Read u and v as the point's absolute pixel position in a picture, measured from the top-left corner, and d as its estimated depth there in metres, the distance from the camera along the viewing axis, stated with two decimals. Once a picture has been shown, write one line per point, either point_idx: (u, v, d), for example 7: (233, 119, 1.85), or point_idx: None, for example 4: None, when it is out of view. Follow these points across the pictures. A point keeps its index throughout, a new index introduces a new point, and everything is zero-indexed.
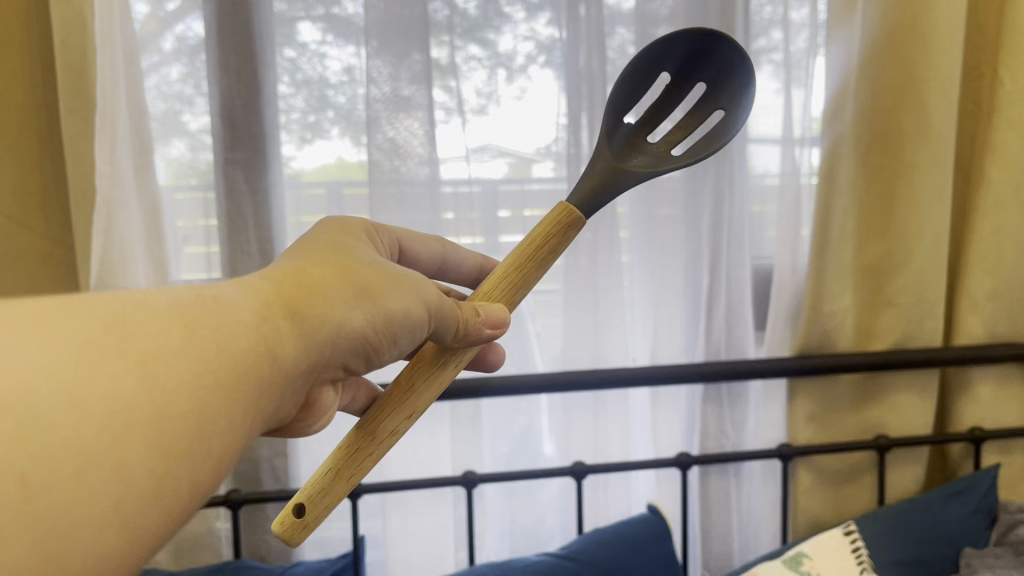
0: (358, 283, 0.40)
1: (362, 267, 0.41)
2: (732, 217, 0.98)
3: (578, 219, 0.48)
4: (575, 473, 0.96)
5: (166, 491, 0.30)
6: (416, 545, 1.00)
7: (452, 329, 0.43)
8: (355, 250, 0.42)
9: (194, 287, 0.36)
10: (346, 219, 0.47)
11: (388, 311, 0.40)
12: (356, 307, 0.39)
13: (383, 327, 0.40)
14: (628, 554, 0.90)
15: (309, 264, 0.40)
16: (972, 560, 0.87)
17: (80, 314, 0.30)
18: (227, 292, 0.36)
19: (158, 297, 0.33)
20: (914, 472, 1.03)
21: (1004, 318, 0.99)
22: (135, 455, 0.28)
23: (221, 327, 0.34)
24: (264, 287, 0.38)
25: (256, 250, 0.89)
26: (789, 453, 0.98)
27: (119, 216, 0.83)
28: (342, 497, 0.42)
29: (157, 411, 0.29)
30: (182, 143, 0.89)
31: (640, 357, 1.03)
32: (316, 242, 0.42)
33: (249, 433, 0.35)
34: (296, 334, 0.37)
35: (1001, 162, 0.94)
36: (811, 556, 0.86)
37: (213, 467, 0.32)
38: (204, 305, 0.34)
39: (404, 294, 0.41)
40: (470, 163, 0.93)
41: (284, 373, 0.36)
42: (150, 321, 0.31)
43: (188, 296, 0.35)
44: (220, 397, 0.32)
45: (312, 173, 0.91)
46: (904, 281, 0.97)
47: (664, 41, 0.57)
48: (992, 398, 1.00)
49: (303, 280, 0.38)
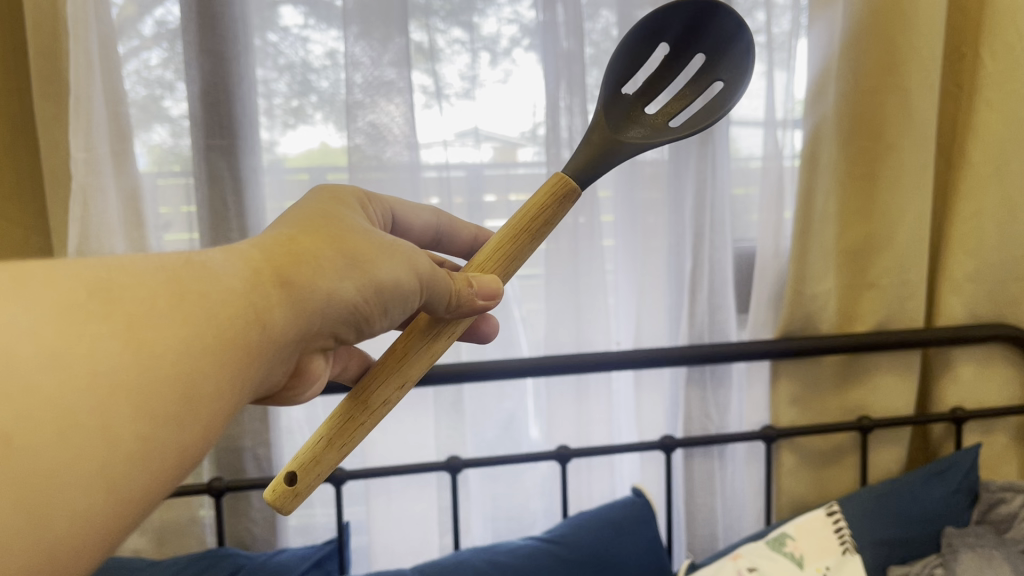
0: (349, 252, 0.39)
1: (353, 235, 0.40)
2: (715, 200, 0.97)
3: (575, 190, 0.48)
4: (559, 457, 0.95)
5: (154, 456, 0.29)
6: (401, 531, 0.99)
7: (445, 300, 0.43)
8: (347, 219, 0.42)
9: (183, 255, 0.36)
10: (340, 186, 0.47)
11: (381, 280, 0.40)
12: (348, 276, 0.39)
13: (375, 297, 0.40)
14: (611, 538, 0.90)
15: (300, 232, 0.39)
16: (953, 540, 0.88)
17: (65, 277, 0.29)
18: (216, 259, 0.36)
19: (143, 262, 0.33)
20: (896, 452, 1.04)
21: (985, 298, 1.00)
22: (120, 419, 0.28)
23: (210, 292, 0.33)
24: (254, 256, 0.37)
25: (238, 237, 0.88)
26: (773, 435, 0.98)
27: (96, 204, 0.81)
28: (333, 467, 0.41)
29: (143, 374, 0.29)
30: (164, 129, 0.87)
31: (624, 341, 1.03)
32: (308, 210, 0.42)
33: (238, 401, 0.34)
34: (287, 302, 0.37)
35: (981, 142, 0.95)
36: (794, 537, 0.86)
37: (201, 433, 0.31)
38: (192, 271, 0.34)
39: (396, 262, 0.41)
40: (450, 147, 0.92)
41: (275, 340, 0.36)
42: (136, 285, 0.31)
43: (175, 262, 0.34)
44: (208, 362, 0.32)
45: (296, 157, 0.90)
46: (886, 262, 0.98)
47: (663, 10, 0.56)
48: (972, 378, 1.01)
49: (293, 248, 0.38)
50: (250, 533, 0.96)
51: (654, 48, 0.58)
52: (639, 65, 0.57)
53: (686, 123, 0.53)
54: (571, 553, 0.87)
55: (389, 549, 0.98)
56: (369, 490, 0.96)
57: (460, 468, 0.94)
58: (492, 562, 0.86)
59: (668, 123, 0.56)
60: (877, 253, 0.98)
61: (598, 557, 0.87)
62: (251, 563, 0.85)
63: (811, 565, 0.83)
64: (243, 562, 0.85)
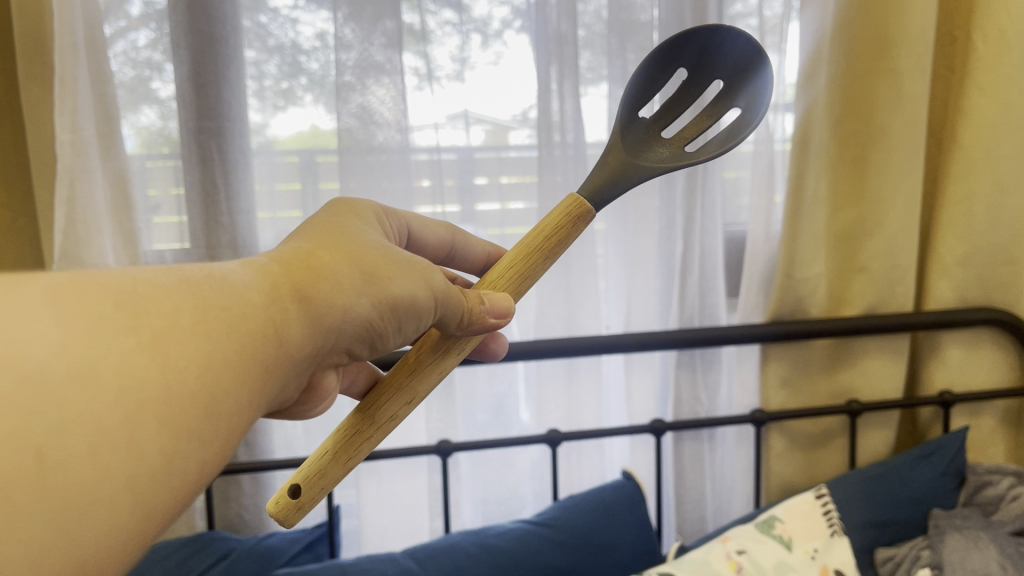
0: (365, 267, 0.39)
1: (369, 251, 0.40)
2: (705, 183, 0.97)
3: (588, 212, 0.48)
4: (550, 441, 0.95)
5: (176, 473, 0.29)
6: (392, 516, 0.99)
7: (457, 318, 0.42)
8: (361, 234, 0.42)
9: (202, 266, 0.35)
10: (354, 201, 0.47)
11: (396, 296, 0.40)
12: (364, 292, 0.39)
13: (389, 314, 0.40)
14: (601, 520, 0.90)
15: (317, 247, 0.39)
16: (940, 521, 0.88)
17: (91, 289, 0.29)
18: (235, 271, 0.36)
19: (166, 275, 0.32)
20: (885, 435, 1.04)
21: (974, 283, 1.00)
22: (147, 434, 0.27)
23: (231, 306, 0.33)
24: (271, 268, 0.37)
25: (228, 221, 0.87)
26: (762, 418, 0.99)
27: (82, 186, 0.81)
28: (338, 481, 0.41)
29: (168, 390, 0.28)
30: (152, 111, 0.86)
31: (614, 325, 1.02)
32: (322, 225, 0.42)
33: (253, 416, 0.34)
34: (304, 317, 0.36)
35: (972, 126, 0.95)
36: (783, 519, 0.87)
37: (220, 449, 0.31)
38: (213, 283, 0.34)
39: (412, 279, 0.41)
40: (442, 130, 0.91)
41: (290, 356, 0.36)
42: (160, 297, 0.30)
43: (196, 274, 0.34)
44: (229, 378, 0.31)
45: (287, 140, 0.89)
46: (875, 246, 0.98)
47: (679, 36, 0.57)
48: (961, 361, 1.02)
49: (311, 263, 0.38)
50: (240, 519, 0.95)
51: (668, 76, 0.58)
52: (654, 91, 0.57)
53: (704, 148, 0.53)
54: (561, 536, 0.88)
55: (380, 533, 0.99)
56: (360, 475, 0.96)
57: (451, 452, 0.94)
58: (483, 545, 0.86)
59: (683, 148, 0.56)
60: (867, 237, 0.98)
61: (587, 539, 0.88)
62: (241, 547, 0.85)
63: (799, 547, 0.83)
64: (232, 546, 0.85)
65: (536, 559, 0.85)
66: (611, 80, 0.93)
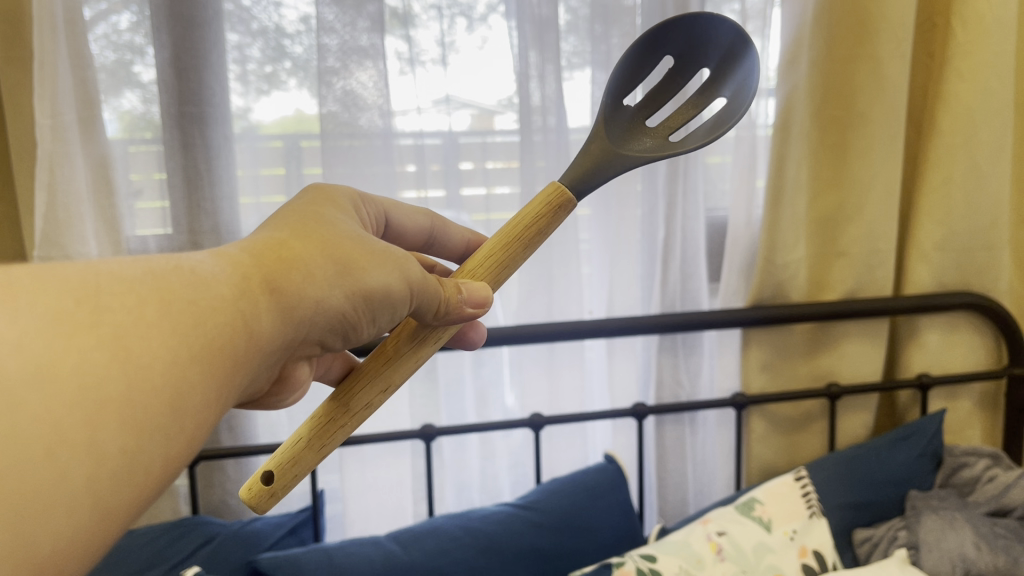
0: (339, 259, 0.39)
1: (342, 241, 0.40)
2: (687, 168, 0.98)
3: (569, 202, 0.47)
4: (532, 424, 0.96)
5: (139, 469, 0.29)
6: (376, 500, 1.00)
7: (433, 307, 0.42)
8: (335, 223, 0.42)
9: (170, 257, 0.35)
10: (333, 190, 0.46)
11: (369, 288, 0.40)
12: (337, 284, 0.39)
13: (363, 305, 0.40)
14: (581, 503, 0.91)
15: (290, 238, 0.39)
16: (917, 502, 0.89)
17: (53, 284, 0.28)
18: (204, 262, 0.35)
19: (131, 266, 0.32)
20: (865, 418, 1.06)
21: (952, 267, 1.01)
22: (107, 431, 0.27)
23: (199, 299, 0.33)
24: (243, 260, 0.37)
25: (211, 206, 0.87)
26: (743, 401, 1.00)
27: (63, 172, 0.80)
28: (312, 467, 0.41)
29: (131, 386, 0.28)
30: (134, 95, 0.85)
31: (596, 310, 1.02)
32: (295, 213, 0.42)
33: (222, 408, 0.34)
34: (274, 309, 0.36)
35: (950, 111, 0.96)
36: (762, 501, 0.88)
37: (186, 443, 0.31)
38: (181, 275, 0.33)
39: (386, 270, 0.41)
40: (425, 115, 0.91)
41: (261, 348, 0.36)
42: (124, 291, 0.30)
43: (163, 266, 0.34)
44: (196, 372, 0.31)
45: (270, 125, 0.89)
46: (855, 231, 0.99)
47: (663, 23, 0.57)
48: (939, 344, 1.03)
49: (282, 253, 0.38)
50: (224, 504, 0.95)
51: (653, 63, 0.57)
52: (637, 80, 0.57)
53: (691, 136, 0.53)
54: (542, 519, 0.88)
55: (365, 516, 0.99)
56: (343, 460, 0.96)
57: (435, 436, 0.94)
58: (465, 528, 0.86)
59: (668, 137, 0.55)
60: (846, 222, 0.99)
61: (568, 522, 0.89)
62: (225, 533, 0.85)
63: (778, 528, 0.85)
64: (216, 531, 0.85)
65: (517, 541, 0.86)
66: (594, 64, 0.93)
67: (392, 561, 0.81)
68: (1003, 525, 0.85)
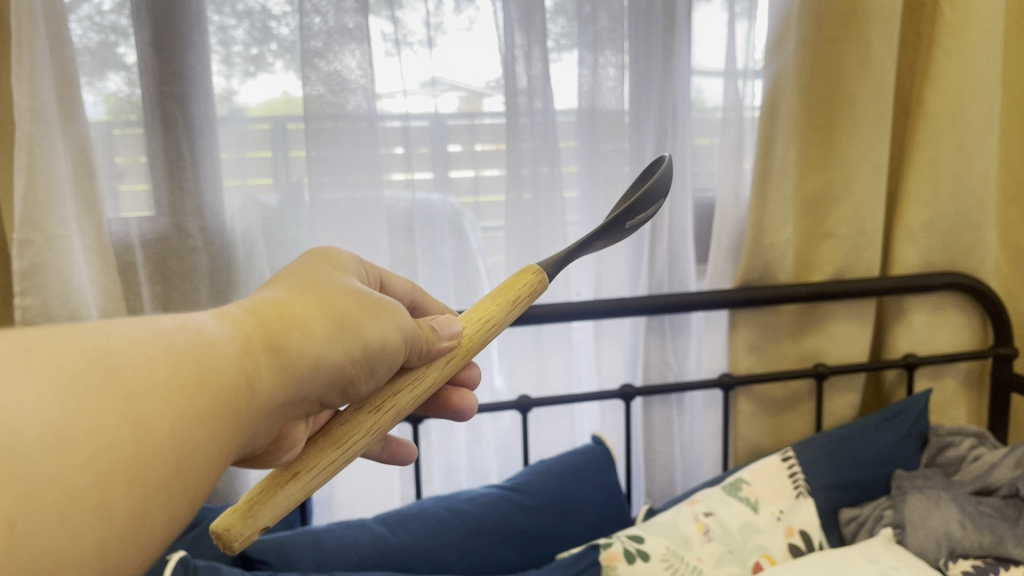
0: (337, 315, 0.39)
1: (342, 298, 0.40)
2: (675, 149, 0.97)
3: (542, 281, 0.46)
4: (521, 406, 0.96)
5: (143, 532, 0.29)
6: (364, 483, 0.99)
7: (417, 346, 0.41)
8: (335, 279, 0.42)
9: (175, 317, 0.35)
10: (336, 255, 0.46)
11: (369, 343, 0.39)
12: (337, 340, 0.38)
13: (363, 360, 0.39)
14: (570, 484, 0.90)
15: (290, 296, 0.39)
16: (903, 481, 0.90)
17: (64, 349, 0.29)
18: (208, 322, 0.35)
19: (140, 329, 0.32)
20: (851, 398, 1.06)
21: (939, 248, 1.01)
22: (114, 496, 0.27)
23: (204, 359, 0.33)
24: (244, 318, 0.37)
25: (193, 186, 0.86)
26: (730, 382, 1.00)
27: (42, 152, 0.78)
28: (287, 506, 0.37)
29: (138, 451, 0.28)
30: (119, 76, 0.83)
31: (584, 293, 1.02)
32: (298, 272, 0.42)
33: (225, 467, 0.34)
34: (274, 367, 0.36)
35: (938, 91, 0.96)
36: (749, 481, 0.88)
37: (187, 502, 0.31)
38: (187, 336, 0.33)
39: (385, 323, 0.40)
40: (409, 98, 0.90)
41: (261, 406, 0.35)
42: (133, 354, 0.30)
43: (170, 327, 0.33)
44: (201, 432, 0.31)
45: (256, 108, 0.88)
46: (843, 212, 0.99)
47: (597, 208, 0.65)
48: (924, 324, 1.03)
49: (283, 312, 0.38)
50: None
51: None
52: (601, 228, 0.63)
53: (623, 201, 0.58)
54: (531, 501, 0.88)
55: (352, 499, 0.99)
56: None
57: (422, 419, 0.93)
58: (453, 510, 0.86)
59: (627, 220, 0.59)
60: (834, 203, 0.99)
61: (557, 504, 0.89)
62: (211, 516, 0.84)
63: (765, 508, 0.85)
64: (202, 515, 0.84)
65: (505, 523, 0.86)
66: (581, 46, 0.93)
67: (381, 543, 0.81)
68: (989, 504, 0.85)
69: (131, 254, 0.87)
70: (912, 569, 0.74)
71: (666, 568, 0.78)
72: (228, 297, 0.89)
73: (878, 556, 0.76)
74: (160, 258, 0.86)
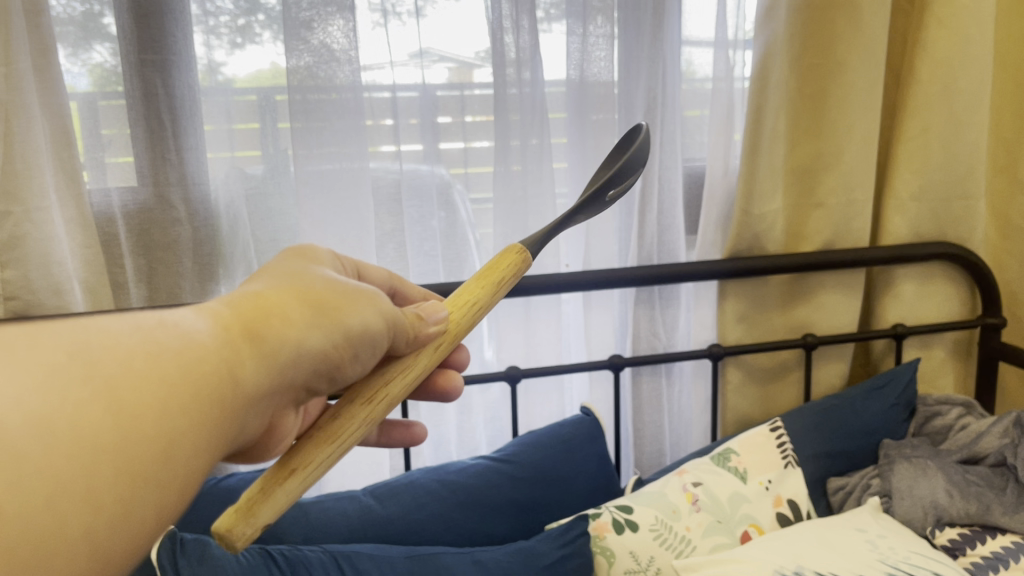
0: (316, 303, 0.38)
1: (319, 286, 0.39)
2: (664, 119, 0.97)
3: (526, 260, 0.46)
4: (509, 377, 0.95)
5: (133, 519, 0.27)
6: (352, 454, 0.99)
7: (405, 334, 0.41)
8: (310, 270, 0.40)
9: (153, 313, 0.33)
10: (313, 249, 0.44)
11: (348, 328, 0.38)
12: (316, 327, 0.37)
13: (344, 344, 0.38)
14: (559, 455, 0.90)
15: (266, 289, 0.37)
16: (890, 451, 0.90)
17: (42, 342, 0.28)
18: (186, 316, 0.34)
19: (118, 322, 0.31)
20: (840, 368, 1.06)
21: (928, 218, 1.01)
22: (100, 482, 0.26)
23: (185, 349, 0.31)
24: (222, 311, 0.35)
25: (175, 157, 0.84)
26: (719, 353, 1.00)
27: (20, 122, 0.77)
28: (288, 502, 0.36)
29: (123, 437, 0.27)
30: (105, 47, 0.81)
31: (573, 265, 1.01)
32: (274, 267, 0.41)
33: (217, 457, 0.32)
34: (257, 357, 0.35)
35: (929, 59, 0.95)
36: (738, 452, 0.88)
37: (180, 491, 0.30)
38: (165, 328, 0.32)
39: (364, 309, 0.39)
40: (396, 69, 0.88)
41: (248, 396, 0.34)
42: (114, 344, 0.29)
43: (149, 321, 0.32)
44: (190, 418, 0.30)
45: (245, 80, 0.86)
46: (833, 182, 0.98)
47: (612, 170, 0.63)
48: (913, 295, 1.03)
49: (260, 303, 0.36)
50: None
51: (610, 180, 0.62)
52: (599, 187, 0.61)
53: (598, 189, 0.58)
54: (520, 472, 0.88)
55: (340, 472, 0.98)
56: None
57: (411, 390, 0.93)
58: (442, 482, 0.86)
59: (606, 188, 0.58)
60: (824, 172, 0.98)
61: (545, 475, 0.88)
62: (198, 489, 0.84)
63: (753, 478, 0.85)
64: None
65: (494, 495, 0.86)
66: (571, 16, 0.92)
67: (369, 516, 0.81)
68: (976, 472, 0.85)
69: (113, 226, 0.85)
70: (897, 538, 0.75)
71: (655, 538, 0.79)
72: (213, 270, 0.88)
73: (865, 525, 0.76)
74: (141, 228, 0.85)
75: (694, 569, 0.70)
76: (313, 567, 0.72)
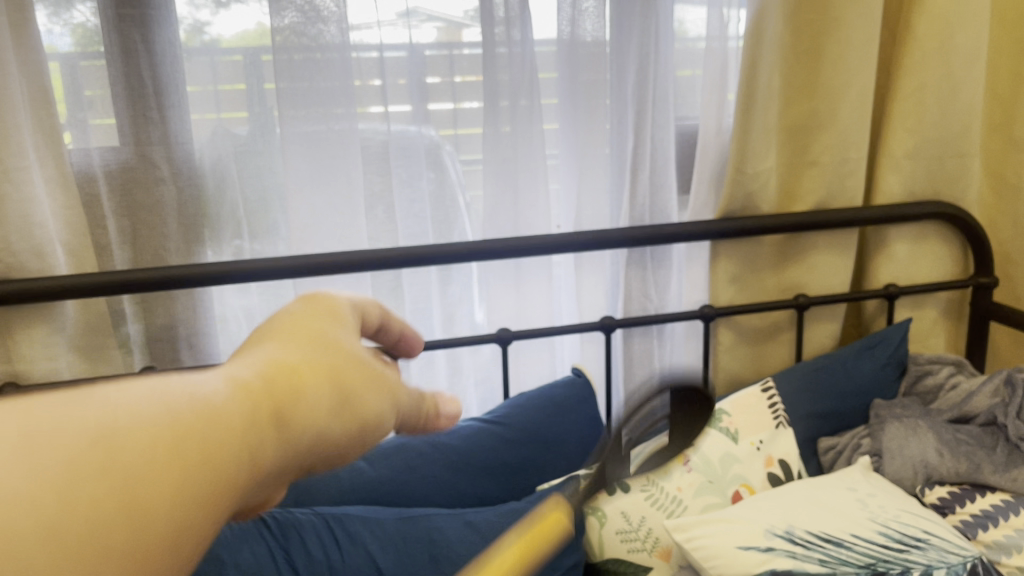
0: (337, 381, 0.28)
1: (346, 350, 0.29)
2: (657, 77, 0.95)
3: None
4: (500, 339, 0.95)
5: None
6: None
7: (414, 423, 0.34)
8: (327, 337, 0.29)
9: (136, 381, 0.21)
10: (332, 302, 0.32)
11: (365, 420, 0.28)
12: (337, 414, 0.27)
13: (355, 438, 0.28)
14: (550, 417, 0.90)
15: (288, 353, 0.27)
16: (881, 411, 0.90)
17: (49, 420, 0.18)
18: (188, 393, 0.22)
19: (107, 403, 0.20)
20: (831, 328, 1.06)
21: (923, 176, 1.00)
22: None
23: (206, 434, 0.21)
24: (238, 385, 0.24)
25: (158, 116, 0.82)
26: (711, 314, 0.99)
27: None
28: None
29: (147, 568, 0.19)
30: (86, 6, 0.80)
31: (565, 225, 1.00)
32: (282, 334, 0.28)
33: None
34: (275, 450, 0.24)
35: (926, 15, 0.93)
36: (729, 412, 0.87)
37: None
38: (180, 403, 0.21)
39: (379, 394, 0.30)
40: (383, 29, 0.86)
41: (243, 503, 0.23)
42: (138, 421, 0.20)
43: (146, 405, 0.20)
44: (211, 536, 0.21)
45: (231, 40, 0.84)
46: (827, 140, 0.97)
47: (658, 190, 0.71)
48: (906, 254, 1.03)
49: (280, 379, 0.26)
50: None
51: None
52: None
53: None
54: (511, 433, 0.88)
55: None
56: None
57: None
58: (433, 443, 0.86)
59: None
60: (817, 130, 0.97)
61: (537, 437, 0.88)
62: None
63: (744, 439, 0.85)
64: None
65: (486, 456, 0.86)
66: None
67: (360, 478, 0.81)
68: (966, 431, 0.85)
69: (94, 186, 0.84)
70: (887, 496, 0.75)
71: (647, 499, 0.79)
72: (199, 231, 0.87)
73: (854, 484, 0.76)
74: (125, 187, 0.84)
75: (685, 529, 0.70)
76: (304, 530, 0.73)
